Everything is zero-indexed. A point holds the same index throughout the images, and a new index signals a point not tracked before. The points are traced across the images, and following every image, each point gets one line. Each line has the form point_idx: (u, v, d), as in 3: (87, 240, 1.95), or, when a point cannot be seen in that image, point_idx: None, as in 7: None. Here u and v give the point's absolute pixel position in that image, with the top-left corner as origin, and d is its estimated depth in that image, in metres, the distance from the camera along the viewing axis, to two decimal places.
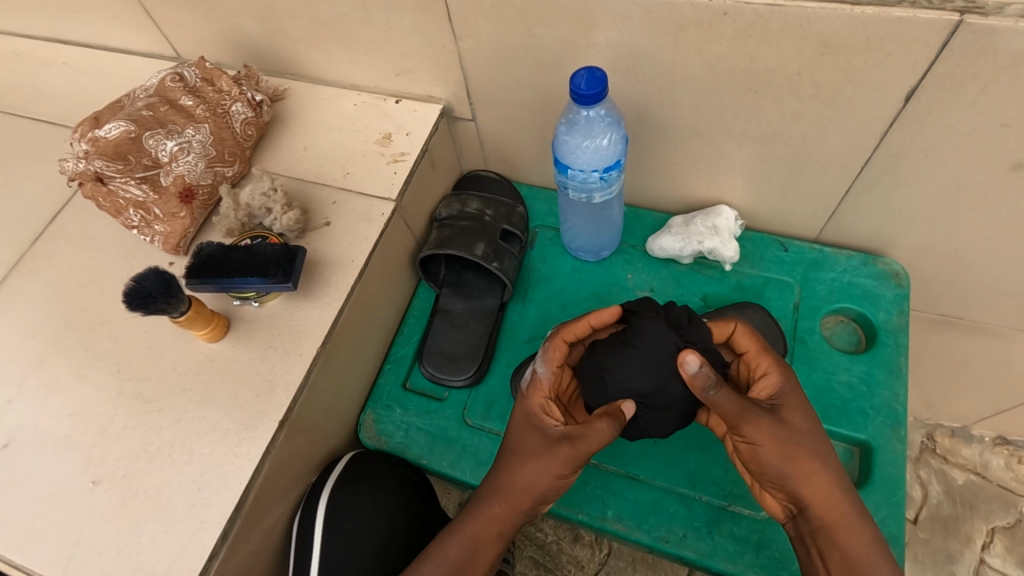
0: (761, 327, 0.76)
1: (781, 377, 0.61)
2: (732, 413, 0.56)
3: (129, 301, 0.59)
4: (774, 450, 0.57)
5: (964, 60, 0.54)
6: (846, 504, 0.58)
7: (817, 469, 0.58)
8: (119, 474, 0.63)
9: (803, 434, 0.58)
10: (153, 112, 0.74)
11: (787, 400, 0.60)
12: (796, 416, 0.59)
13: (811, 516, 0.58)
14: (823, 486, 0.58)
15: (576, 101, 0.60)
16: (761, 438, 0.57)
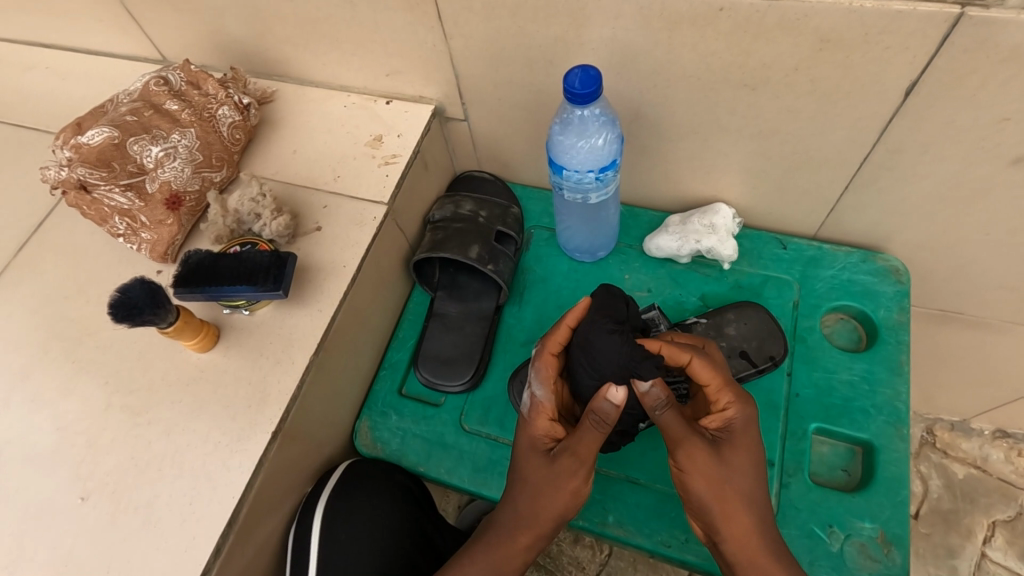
0: (761, 327, 0.75)
1: (741, 415, 0.59)
2: (677, 435, 0.56)
3: (115, 312, 0.58)
4: (699, 480, 0.57)
5: (965, 53, 0.53)
6: (763, 547, 0.57)
7: (735, 509, 0.57)
8: (108, 489, 0.61)
9: (734, 471, 0.58)
10: (137, 117, 0.72)
11: (736, 436, 0.59)
12: (736, 453, 0.58)
13: (726, 551, 0.57)
14: (741, 526, 0.57)
15: (570, 100, 0.59)
16: (690, 466, 0.57)
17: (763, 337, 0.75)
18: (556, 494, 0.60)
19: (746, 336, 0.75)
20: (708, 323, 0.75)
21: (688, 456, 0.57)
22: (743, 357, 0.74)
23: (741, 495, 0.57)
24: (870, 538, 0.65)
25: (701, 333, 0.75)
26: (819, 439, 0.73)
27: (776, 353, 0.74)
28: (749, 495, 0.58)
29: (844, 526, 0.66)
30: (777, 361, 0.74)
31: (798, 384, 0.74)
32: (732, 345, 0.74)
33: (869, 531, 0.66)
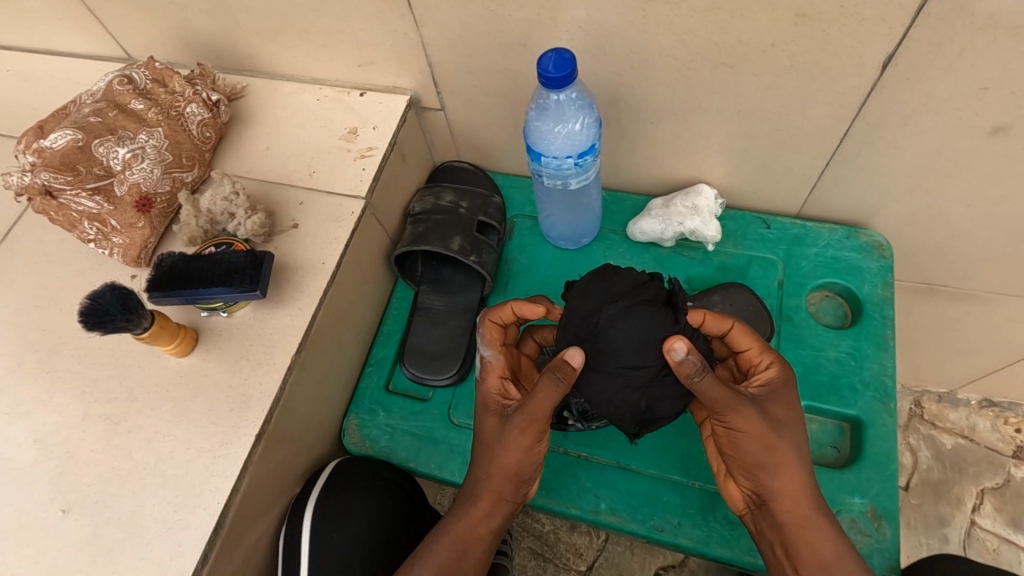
0: (749, 308, 0.74)
1: (781, 373, 0.59)
2: (713, 394, 0.53)
3: (86, 320, 0.56)
4: (748, 434, 0.56)
5: (942, 24, 0.53)
6: (815, 509, 0.57)
7: (790, 466, 0.57)
8: (89, 501, 0.60)
9: (786, 429, 0.57)
10: (101, 119, 0.70)
11: (779, 394, 0.58)
12: (781, 409, 0.58)
13: (776, 511, 0.57)
14: (793, 483, 0.57)
15: (545, 85, 0.58)
16: (740, 421, 0.55)
17: (750, 320, 0.74)
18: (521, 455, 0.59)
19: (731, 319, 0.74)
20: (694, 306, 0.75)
21: (740, 415, 0.55)
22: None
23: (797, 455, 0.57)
24: (861, 514, 0.66)
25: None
26: (808, 417, 0.72)
27: (763, 334, 0.73)
28: (804, 454, 0.58)
29: (835, 503, 0.66)
30: (763, 341, 0.73)
31: (786, 362, 0.74)
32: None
33: (859, 506, 0.66)
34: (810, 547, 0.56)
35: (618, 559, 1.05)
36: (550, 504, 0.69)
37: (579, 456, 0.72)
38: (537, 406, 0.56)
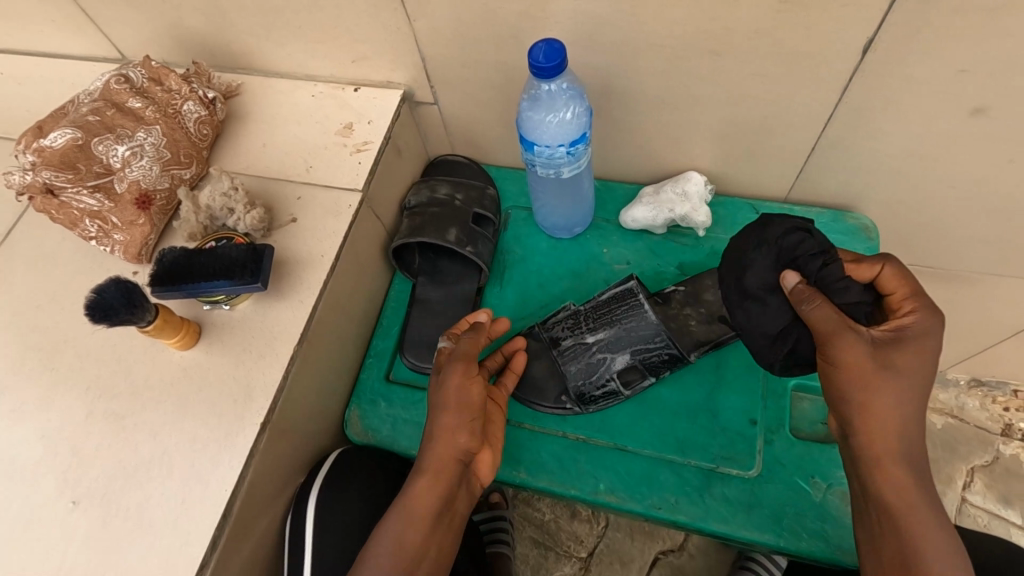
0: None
1: (923, 318, 0.53)
2: (822, 318, 0.53)
3: (92, 313, 0.57)
4: (847, 365, 0.53)
5: (919, 9, 0.54)
6: (899, 445, 0.54)
7: (886, 406, 0.53)
8: (99, 493, 0.61)
9: (899, 374, 0.53)
10: (99, 117, 0.71)
11: (908, 340, 0.53)
12: (908, 358, 0.53)
13: (860, 447, 0.55)
14: (886, 423, 0.53)
15: (536, 75, 0.59)
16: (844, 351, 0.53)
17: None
18: (472, 395, 0.63)
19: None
20: (687, 292, 0.74)
21: (841, 345, 0.53)
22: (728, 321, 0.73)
23: (892, 399, 0.53)
24: None
25: (681, 301, 0.74)
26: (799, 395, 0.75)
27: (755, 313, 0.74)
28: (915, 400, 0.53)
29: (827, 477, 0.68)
30: None
31: None
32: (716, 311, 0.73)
33: None
34: (892, 491, 0.53)
35: (618, 545, 1.07)
36: (550, 486, 0.71)
37: (577, 439, 0.73)
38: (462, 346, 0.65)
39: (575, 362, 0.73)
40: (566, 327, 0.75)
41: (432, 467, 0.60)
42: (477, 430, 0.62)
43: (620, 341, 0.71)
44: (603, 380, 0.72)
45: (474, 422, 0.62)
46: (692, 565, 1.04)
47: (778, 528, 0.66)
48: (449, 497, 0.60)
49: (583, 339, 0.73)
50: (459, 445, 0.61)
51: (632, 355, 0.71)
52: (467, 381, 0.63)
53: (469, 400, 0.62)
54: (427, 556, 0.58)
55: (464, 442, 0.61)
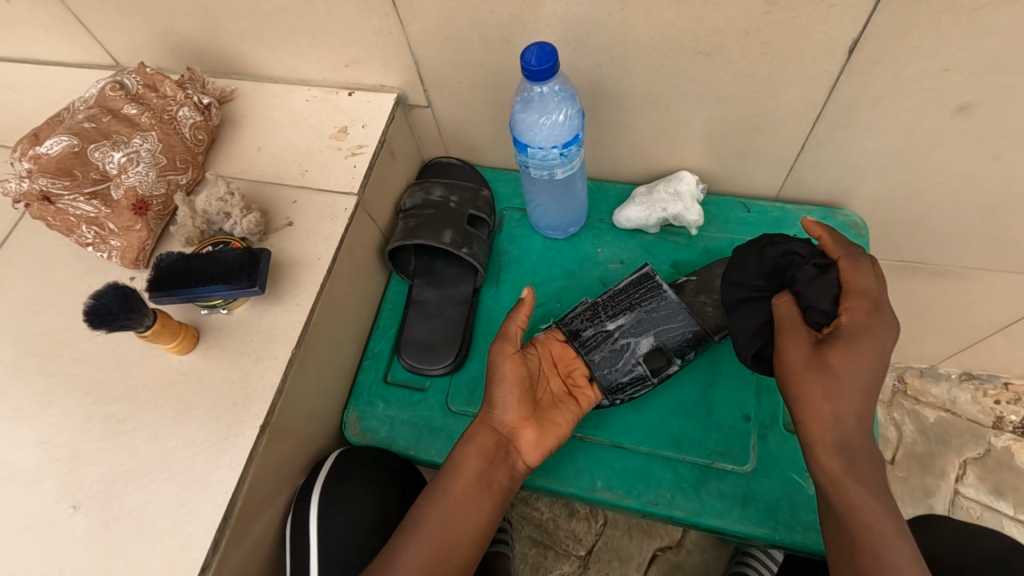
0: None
1: (878, 318, 0.54)
2: (786, 311, 0.58)
3: (90, 319, 0.58)
4: (788, 357, 0.56)
5: (902, 9, 0.56)
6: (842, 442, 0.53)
7: (816, 400, 0.53)
8: (99, 497, 0.62)
9: (822, 371, 0.53)
10: (95, 124, 0.71)
11: (854, 339, 0.54)
12: (845, 355, 0.53)
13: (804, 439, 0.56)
14: (818, 416, 0.54)
15: (528, 78, 0.60)
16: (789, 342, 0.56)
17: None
18: (507, 373, 0.68)
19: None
20: (699, 280, 0.76)
21: (788, 340, 0.56)
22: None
23: (821, 398, 0.53)
24: None
25: (694, 289, 0.76)
26: None
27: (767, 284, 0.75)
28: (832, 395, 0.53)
29: None
30: None
31: None
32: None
33: None
34: (826, 479, 0.54)
35: (616, 543, 1.08)
36: (547, 484, 0.72)
37: (574, 437, 0.74)
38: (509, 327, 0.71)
39: (599, 350, 0.72)
40: (585, 319, 0.74)
41: (470, 438, 0.67)
42: (512, 403, 0.67)
43: (646, 325, 0.71)
44: (630, 367, 0.71)
45: (516, 393, 0.68)
46: (690, 561, 1.05)
47: (773, 522, 0.67)
48: (486, 462, 0.66)
49: (603, 325, 0.73)
50: (493, 417, 0.68)
51: (660, 338, 0.71)
52: (505, 359, 0.69)
53: (504, 379, 0.68)
54: (451, 512, 0.63)
55: (499, 414, 0.68)
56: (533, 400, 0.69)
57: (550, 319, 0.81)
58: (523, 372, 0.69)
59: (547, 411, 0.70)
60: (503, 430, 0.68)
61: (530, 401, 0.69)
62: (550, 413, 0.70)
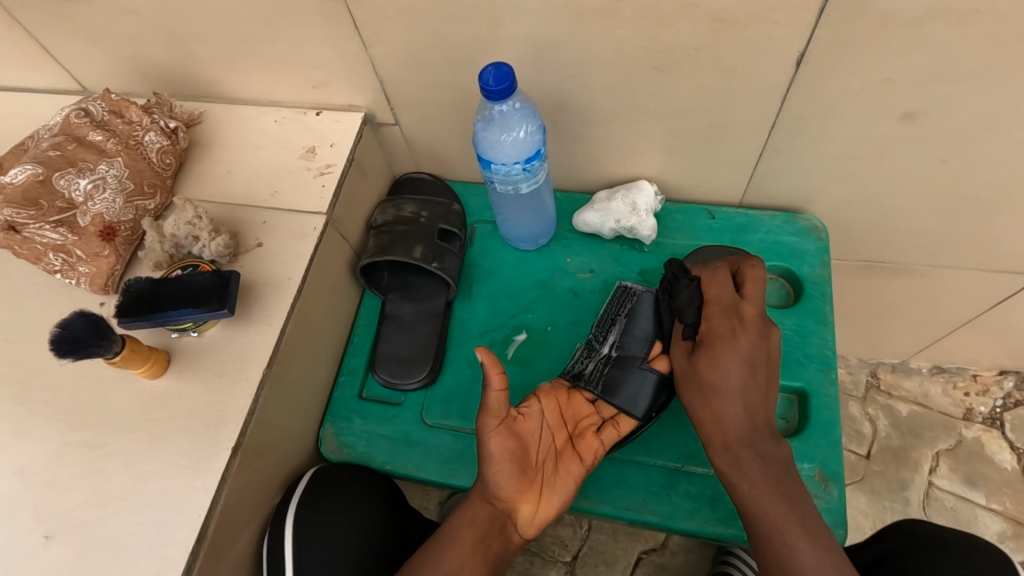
0: (709, 254, 0.80)
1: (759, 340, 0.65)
2: (712, 293, 0.67)
3: (58, 347, 0.58)
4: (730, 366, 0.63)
5: (844, 25, 0.58)
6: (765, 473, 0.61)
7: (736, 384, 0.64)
8: (72, 526, 0.62)
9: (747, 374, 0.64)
10: (60, 152, 0.71)
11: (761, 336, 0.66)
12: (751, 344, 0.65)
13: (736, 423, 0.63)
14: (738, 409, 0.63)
15: (487, 98, 0.62)
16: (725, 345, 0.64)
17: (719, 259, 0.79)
18: (496, 451, 0.63)
19: (708, 266, 0.79)
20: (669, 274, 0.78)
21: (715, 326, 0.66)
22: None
23: (732, 361, 0.63)
24: (809, 477, 0.70)
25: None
26: None
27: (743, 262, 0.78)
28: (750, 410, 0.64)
29: None
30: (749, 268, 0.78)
31: None
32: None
33: (807, 471, 0.70)
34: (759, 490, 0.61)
35: (602, 547, 1.09)
36: None
37: None
38: (495, 403, 0.63)
39: (601, 378, 0.72)
40: (583, 358, 0.75)
41: (466, 517, 0.64)
42: (506, 481, 0.63)
43: (635, 334, 0.72)
44: (642, 378, 0.70)
45: (507, 469, 0.63)
46: (675, 562, 1.07)
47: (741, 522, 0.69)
48: (485, 534, 0.64)
49: (600, 354, 0.73)
50: (487, 492, 0.64)
51: (648, 336, 0.72)
52: (490, 437, 0.63)
53: (494, 456, 0.63)
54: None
55: (493, 491, 0.64)
56: (530, 469, 0.65)
57: (522, 330, 0.82)
58: (512, 445, 0.64)
59: (545, 475, 0.66)
60: (499, 503, 0.64)
61: (526, 474, 0.65)
62: (550, 473, 0.66)
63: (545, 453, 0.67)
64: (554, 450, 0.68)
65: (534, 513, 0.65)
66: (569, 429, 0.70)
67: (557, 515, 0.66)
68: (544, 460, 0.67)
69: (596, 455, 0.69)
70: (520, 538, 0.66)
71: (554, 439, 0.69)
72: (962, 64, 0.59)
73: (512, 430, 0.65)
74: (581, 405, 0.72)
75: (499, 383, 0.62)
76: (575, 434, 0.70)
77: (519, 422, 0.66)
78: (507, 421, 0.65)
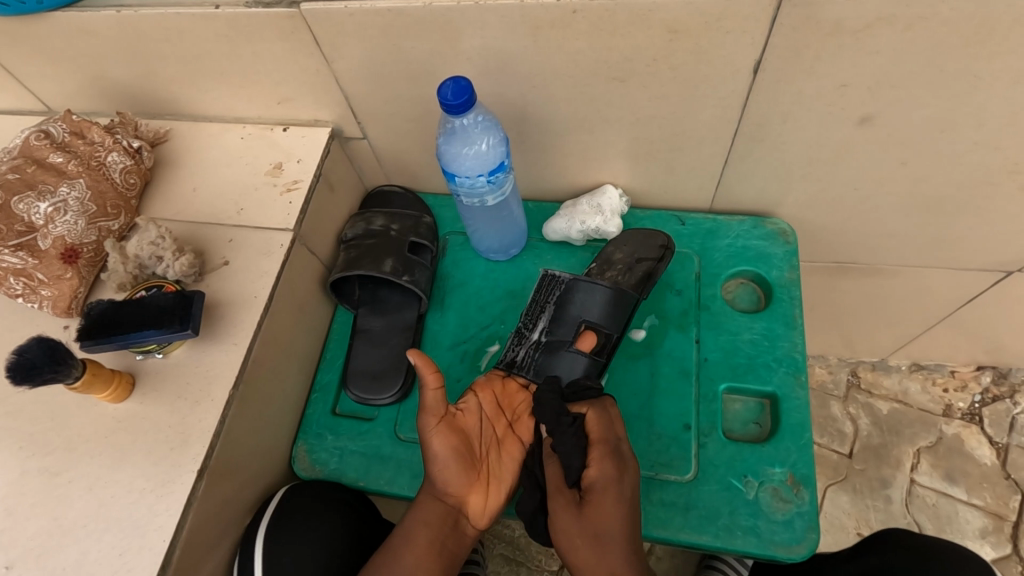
0: (635, 236, 0.81)
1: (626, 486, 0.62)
2: (597, 435, 0.64)
3: (14, 375, 0.57)
4: (611, 516, 0.60)
5: (796, 33, 0.58)
6: None
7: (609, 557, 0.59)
8: (33, 555, 0.61)
9: (605, 542, 0.59)
10: (20, 175, 0.71)
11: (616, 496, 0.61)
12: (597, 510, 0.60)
13: None
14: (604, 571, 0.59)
15: (447, 112, 0.62)
16: (599, 499, 0.60)
17: (642, 240, 0.81)
18: (439, 449, 0.63)
19: (632, 248, 0.80)
20: (597, 262, 0.80)
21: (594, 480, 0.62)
22: (641, 262, 0.79)
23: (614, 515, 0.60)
24: (781, 482, 0.70)
25: (597, 272, 0.80)
26: (731, 398, 0.77)
27: (665, 242, 0.79)
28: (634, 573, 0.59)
29: (758, 475, 0.71)
30: (669, 248, 0.79)
31: (706, 349, 0.79)
32: (627, 263, 0.79)
33: (779, 475, 0.71)
34: None
35: None
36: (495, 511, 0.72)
37: None
38: (434, 402, 0.63)
39: (534, 364, 0.74)
40: (512, 346, 0.77)
41: (418, 517, 0.63)
42: (453, 479, 0.64)
43: (564, 319, 0.74)
44: (569, 360, 0.73)
45: (452, 464, 0.64)
46: (660, 568, 1.07)
47: (714, 529, 0.69)
48: (441, 529, 0.64)
49: (531, 340, 0.76)
50: (436, 489, 0.65)
51: (580, 319, 0.74)
52: (432, 435, 0.63)
53: (437, 455, 0.64)
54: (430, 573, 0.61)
55: (441, 487, 0.64)
56: (473, 462, 0.66)
57: (494, 341, 0.82)
58: (454, 440, 0.64)
59: (490, 465, 0.68)
60: (450, 499, 0.65)
61: (472, 468, 0.66)
62: (492, 463, 0.68)
63: (488, 444, 0.69)
64: (495, 439, 0.70)
65: (484, 504, 0.66)
66: (507, 417, 0.72)
67: (504, 502, 0.67)
68: (486, 449, 0.68)
69: (536, 437, 0.72)
70: (474, 529, 0.66)
71: (495, 429, 0.70)
72: (912, 68, 0.60)
73: (453, 425, 0.65)
74: (517, 392, 0.74)
75: (435, 382, 0.62)
76: (514, 421, 0.72)
77: (458, 418, 0.67)
78: (448, 419, 0.65)
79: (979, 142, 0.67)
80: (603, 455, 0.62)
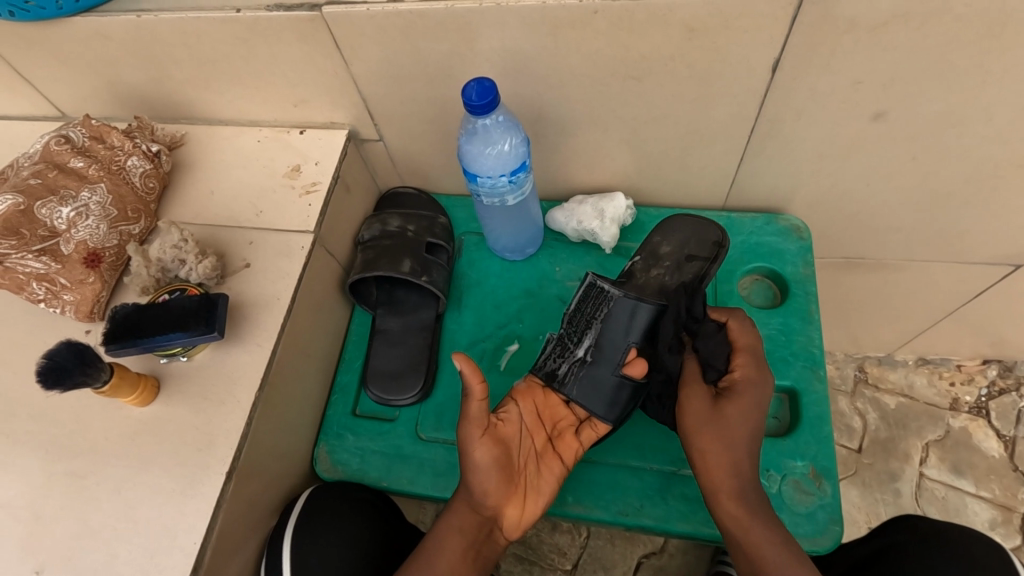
0: (689, 226, 0.80)
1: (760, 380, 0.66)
2: (743, 337, 0.68)
3: (45, 379, 0.57)
4: (740, 419, 0.64)
5: (815, 30, 0.59)
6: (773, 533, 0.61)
7: (719, 454, 0.63)
8: (62, 558, 0.61)
9: (732, 428, 0.64)
10: (41, 180, 0.71)
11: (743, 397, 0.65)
12: (729, 409, 0.64)
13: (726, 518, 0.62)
14: (721, 471, 0.63)
15: (470, 112, 0.62)
16: (733, 403, 0.64)
17: (695, 231, 0.79)
18: (480, 462, 0.62)
19: (682, 242, 0.79)
20: (644, 254, 0.79)
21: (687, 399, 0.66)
22: (691, 258, 0.78)
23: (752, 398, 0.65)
24: (803, 475, 0.71)
25: (643, 267, 0.79)
26: None
27: (717, 236, 0.78)
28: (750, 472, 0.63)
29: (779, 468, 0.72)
30: (723, 241, 0.78)
31: None
32: (675, 258, 0.78)
33: (801, 468, 0.71)
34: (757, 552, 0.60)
35: (601, 552, 1.09)
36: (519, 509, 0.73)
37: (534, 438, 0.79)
38: (477, 413, 0.62)
39: (577, 380, 0.72)
40: (556, 357, 0.74)
41: (452, 525, 0.64)
42: (493, 491, 0.63)
43: (610, 340, 0.72)
44: (615, 383, 0.71)
45: (493, 477, 0.63)
46: (672, 565, 1.07)
47: None
48: (474, 539, 0.65)
49: (574, 356, 0.73)
50: (473, 501, 0.64)
51: (625, 344, 0.72)
52: (475, 448, 0.62)
53: (478, 468, 0.62)
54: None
55: (478, 499, 0.64)
56: (513, 475, 0.65)
57: (512, 340, 0.83)
58: (496, 453, 0.63)
59: (528, 477, 0.67)
60: (485, 511, 0.65)
61: (511, 480, 0.65)
62: (531, 476, 0.67)
63: (526, 455, 0.68)
64: (534, 452, 0.69)
65: (519, 518, 0.66)
66: (547, 430, 0.71)
67: (540, 516, 0.66)
68: (525, 463, 0.67)
69: (577, 455, 0.70)
70: (505, 540, 0.67)
71: (533, 440, 0.70)
72: (927, 65, 0.61)
73: (494, 437, 0.64)
74: (557, 406, 0.74)
75: (480, 392, 0.61)
76: (554, 435, 0.71)
77: (500, 428, 0.66)
78: (490, 430, 0.64)
79: (990, 137, 0.68)
80: (745, 360, 0.67)
